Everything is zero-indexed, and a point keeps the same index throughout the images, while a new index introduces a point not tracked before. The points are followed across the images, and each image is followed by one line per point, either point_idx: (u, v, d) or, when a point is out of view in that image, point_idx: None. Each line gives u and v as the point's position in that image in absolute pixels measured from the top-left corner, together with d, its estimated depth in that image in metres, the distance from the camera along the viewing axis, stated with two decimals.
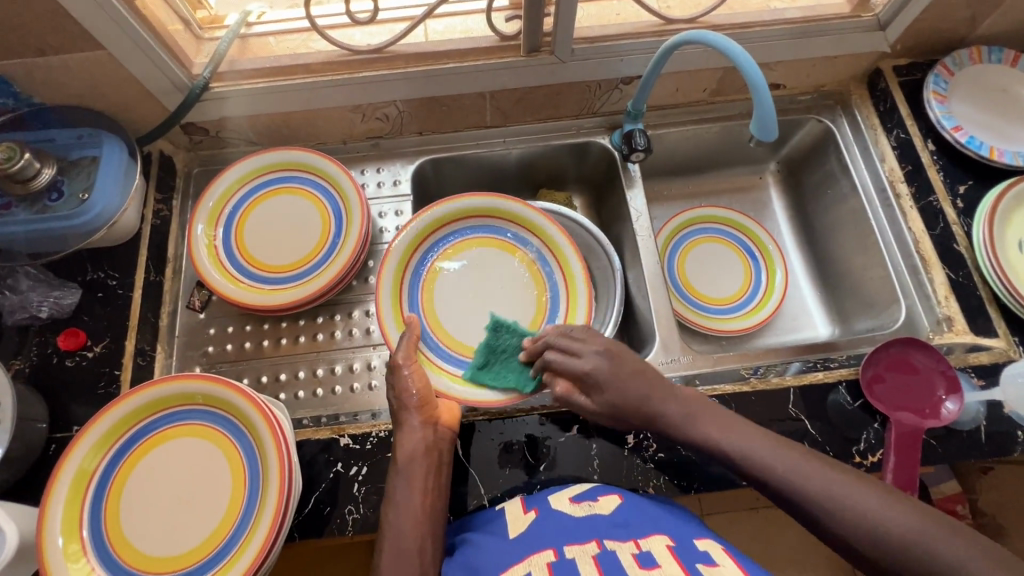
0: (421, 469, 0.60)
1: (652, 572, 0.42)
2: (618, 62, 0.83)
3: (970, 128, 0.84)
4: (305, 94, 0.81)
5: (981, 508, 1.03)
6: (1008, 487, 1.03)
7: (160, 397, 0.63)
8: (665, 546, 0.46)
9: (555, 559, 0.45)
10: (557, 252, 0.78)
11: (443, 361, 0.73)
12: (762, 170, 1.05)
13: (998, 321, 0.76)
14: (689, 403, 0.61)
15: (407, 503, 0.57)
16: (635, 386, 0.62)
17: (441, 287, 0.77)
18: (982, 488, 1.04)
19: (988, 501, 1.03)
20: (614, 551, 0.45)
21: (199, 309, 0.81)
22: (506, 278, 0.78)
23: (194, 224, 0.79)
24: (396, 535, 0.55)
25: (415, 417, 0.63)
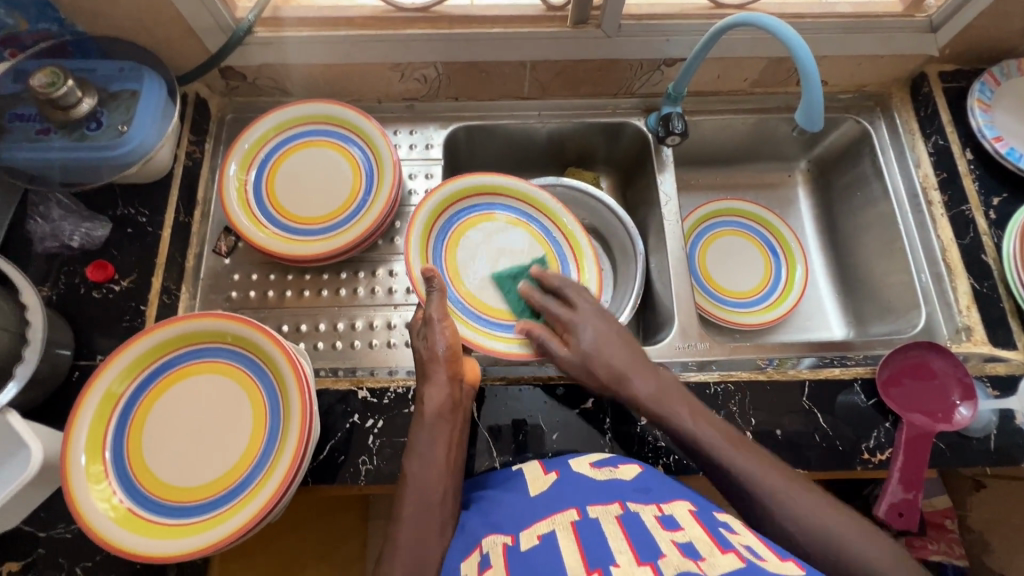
0: (445, 424, 0.61)
1: (676, 534, 0.42)
2: (663, 42, 0.82)
3: (1011, 139, 0.84)
4: (346, 46, 0.81)
5: (970, 524, 1.04)
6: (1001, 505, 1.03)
7: (191, 331, 0.64)
8: (688, 510, 0.47)
9: (579, 518, 0.46)
10: (571, 239, 0.79)
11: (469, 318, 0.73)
12: (792, 168, 1.04)
13: (1018, 334, 0.76)
14: (683, 409, 0.61)
15: (432, 455, 0.58)
16: (614, 347, 0.66)
17: (470, 252, 0.77)
18: (973, 505, 1.04)
19: (978, 517, 1.04)
20: (637, 512, 0.46)
21: (225, 254, 0.82)
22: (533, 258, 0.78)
23: (227, 166, 0.79)
24: (419, 485, 0.56)
25: (443, 372, 0.63)
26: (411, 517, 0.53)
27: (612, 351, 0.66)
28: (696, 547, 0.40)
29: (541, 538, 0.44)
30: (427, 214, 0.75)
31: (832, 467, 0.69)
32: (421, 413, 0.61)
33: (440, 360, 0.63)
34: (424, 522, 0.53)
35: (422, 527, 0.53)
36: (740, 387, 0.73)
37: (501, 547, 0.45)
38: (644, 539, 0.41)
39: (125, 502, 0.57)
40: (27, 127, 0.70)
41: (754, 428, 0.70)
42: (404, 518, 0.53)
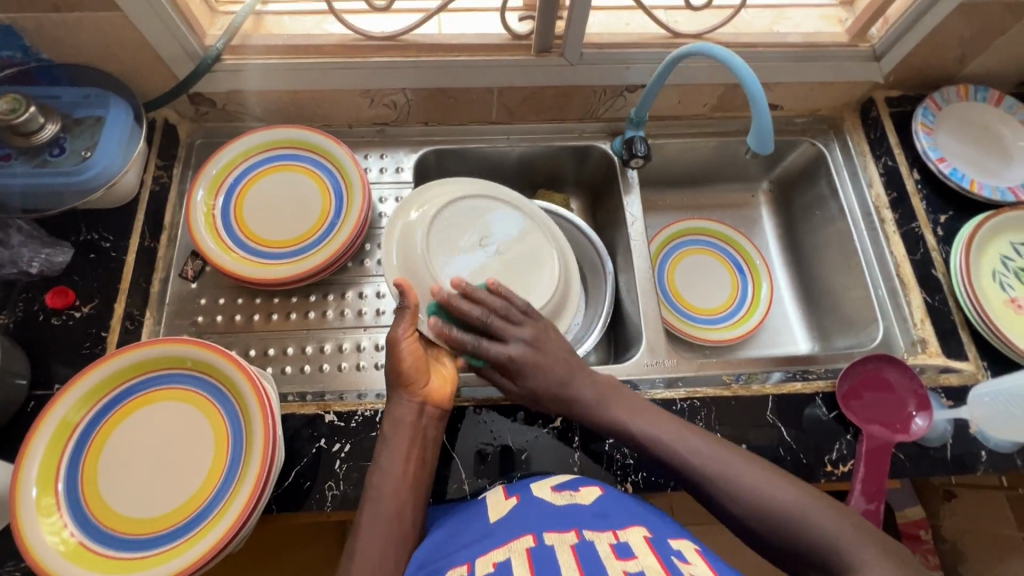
0: (405, 434, 0.61)
1: (629, 563, 0.42)
2: (624, 70, 0.85)
3: (954, 160, 0.88)
4: (314, 73, 0.83)
5: (942, 534, 1.07)
6: (972, 513, 1.05)
7: (151, 358, 0.63)
8: (643, 537, 0.47)
9: (535, 545, 0.45)
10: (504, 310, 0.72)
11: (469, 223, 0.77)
12: (754, 188, 1.08)
13: (970, 346, 0.79)
14: (621, 409, 0.64)
15: (391, 471, 0.59)
16: (557, 368, 0.66)
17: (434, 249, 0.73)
18: (944, 514, 1.07)
19: (952, 527, 1.06)
20: (592, 541, 0.46)
21: (192, 278, 0.81)
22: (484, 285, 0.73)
23: (194, 191, 0.80)
24: (376, 498, 0.57)
25: (400, 391, 0.63)
26: (366, 527, 0.55)
27: (556, 374, 0.66)
28: None
29: (497, 564, 0.44)
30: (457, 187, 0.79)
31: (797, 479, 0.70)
32: (382, 433, 0.62)
33: (393, 380, 0.64)
34: (378, 529, 0.55)
35: (377, 541, 0.54)
36: (707, 404, 0.73)
37: None
38: (598, 568, 0.41)
39: (75, 535, 0.55)
40: None
41: None
42: (366, 517, 0.56)
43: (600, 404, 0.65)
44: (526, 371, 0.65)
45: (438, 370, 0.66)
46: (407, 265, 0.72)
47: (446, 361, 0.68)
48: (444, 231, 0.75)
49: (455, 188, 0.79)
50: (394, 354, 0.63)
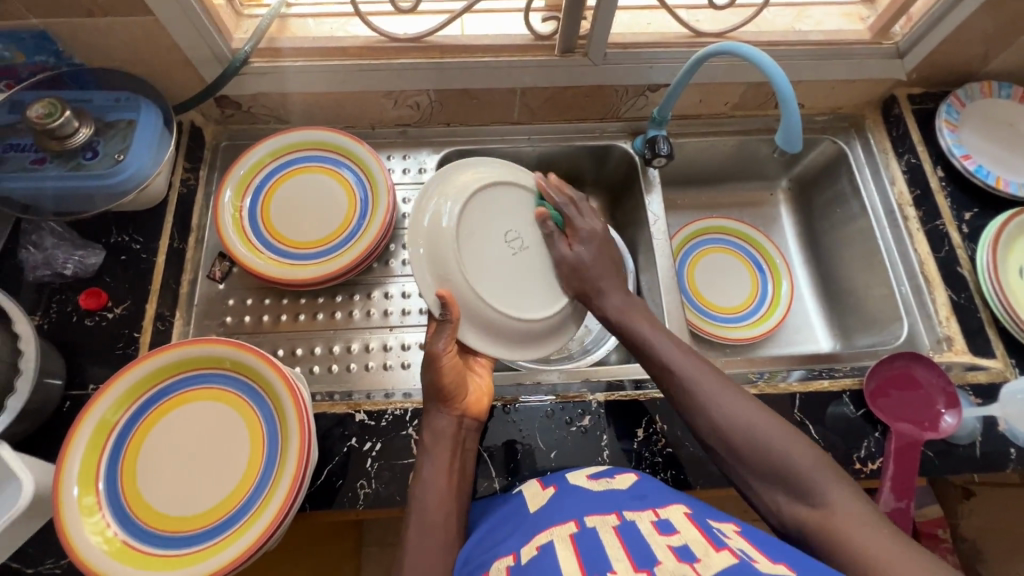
0: (446, 445, 0.63)
1: (671, 538, 0.41)
2: (647, 69, 0.85)
3: (978, 157, 0.88)
4: (339, 75, 0.83)
5: (963, 533, 1.06)
6: (990, 512, 1.06)
7: (185, 358, 0.63)
8: (683, 513, 0.46)
9: (577, 529, 0.44)
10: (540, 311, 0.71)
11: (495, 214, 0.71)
12: (773, 187, 1.08)
13: (997, 343, 0.79)
14: (644, 322, 0.66)
15: (433, 480, 0.60)
16: (603, 262, 0.70)
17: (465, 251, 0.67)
18: (964, 514, 1.07)
19: (970, 526, 1.06)
20: (633, 520, 0.45)
21: (220, 279, 0.82)
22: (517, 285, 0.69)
23: (221, 194, 0.80)
24: (420, 507, 0.58)
25: (438, 404, 0.65)
26: (415, 538, 0.55)
27: (600, 268, 0.70)
28: (692, 550, 0.39)
29: (541, 548, 0.43)
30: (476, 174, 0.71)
31: None
32: (423, 443, 0.63)
33: (432, 393, 0.65)
34: (425, 537, 0.55)
35: (426, 547, 0.55)
36: None
37: (504, 568, 0.44)
38: (641, 545, 0.40)
39: (119, 535, 0.56)
40: (22, 157, 0.70)
41: None
42: (412, 530, 0.56)
43: (622, 313, 0.67)
44: (584, 250, 0.70)
45: (474, 384, 0.68)
46: (438, 272, 0.66)
47: (481, 373, 0.69)
48: (470, 231, 0.69)
49: (474, 177, 0.71)
50: (438, 367, 0.63)
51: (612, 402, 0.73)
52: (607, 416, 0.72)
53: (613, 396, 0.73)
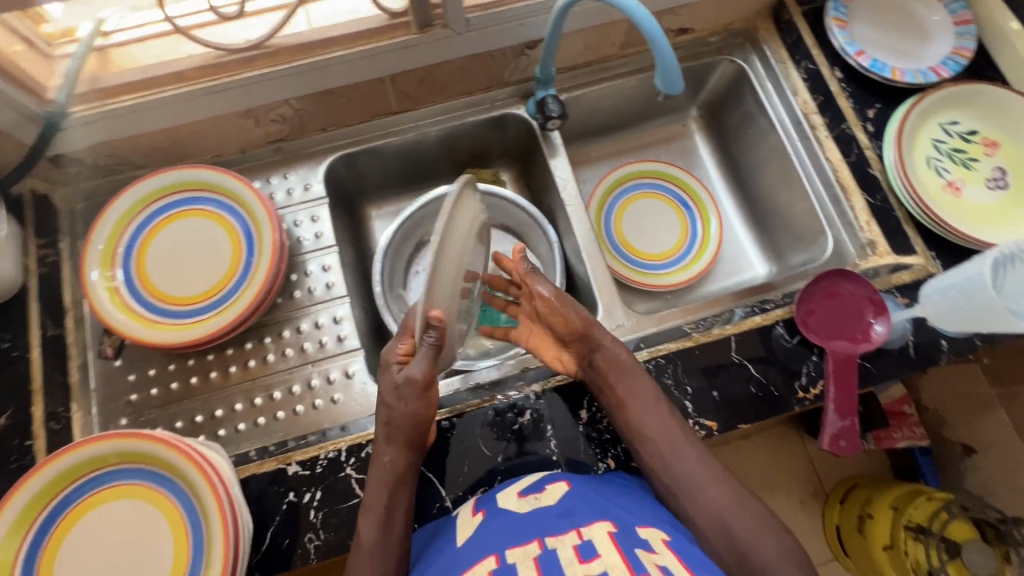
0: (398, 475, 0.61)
1: (592, 566, 0.44)
2: (519, 27, 0.78)
3: (872, 51, 0.85)
4: (181, 105, 0.74)
5: (925, 403, 1.20)
6: (948, 383, 1.19)
7: (72, 466, 0.58)
8: (607, 533, 0.48)
9: (497, 566, 0.46)
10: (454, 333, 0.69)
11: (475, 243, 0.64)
12: (683, 118, 1.04)
13: (916, 239, 0.78)
14: (646, 386, 0.65)
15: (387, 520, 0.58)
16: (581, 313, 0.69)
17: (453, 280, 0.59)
18: (924, 386, 1.21)
19: (931, 396, 1.20)
20: (555, 548, 0.47)
21: (114, 356, 0.75)
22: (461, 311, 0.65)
23: (86, 272, 0.72)
24: (374, 552, 0.57)
25: (400, 438, 0.62)
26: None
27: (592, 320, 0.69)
28: None
29: None
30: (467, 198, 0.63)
31: (770, 414, 0.70)
32: (379, 475, 0.61)
33: (406, 425, 0.61)
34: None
35: None
36: (671, 360, 0.72)
37: None
38: None
39: None
40: None
41: (692, 395, 0.70)
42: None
43: (626, 375, 0.66)
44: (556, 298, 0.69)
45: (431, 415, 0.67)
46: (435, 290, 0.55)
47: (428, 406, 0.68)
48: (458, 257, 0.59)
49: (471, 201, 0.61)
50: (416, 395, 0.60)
51: (551, 390, 0.71)
52: (547, 406, 0.70)
53: (550, 384, 0.72)
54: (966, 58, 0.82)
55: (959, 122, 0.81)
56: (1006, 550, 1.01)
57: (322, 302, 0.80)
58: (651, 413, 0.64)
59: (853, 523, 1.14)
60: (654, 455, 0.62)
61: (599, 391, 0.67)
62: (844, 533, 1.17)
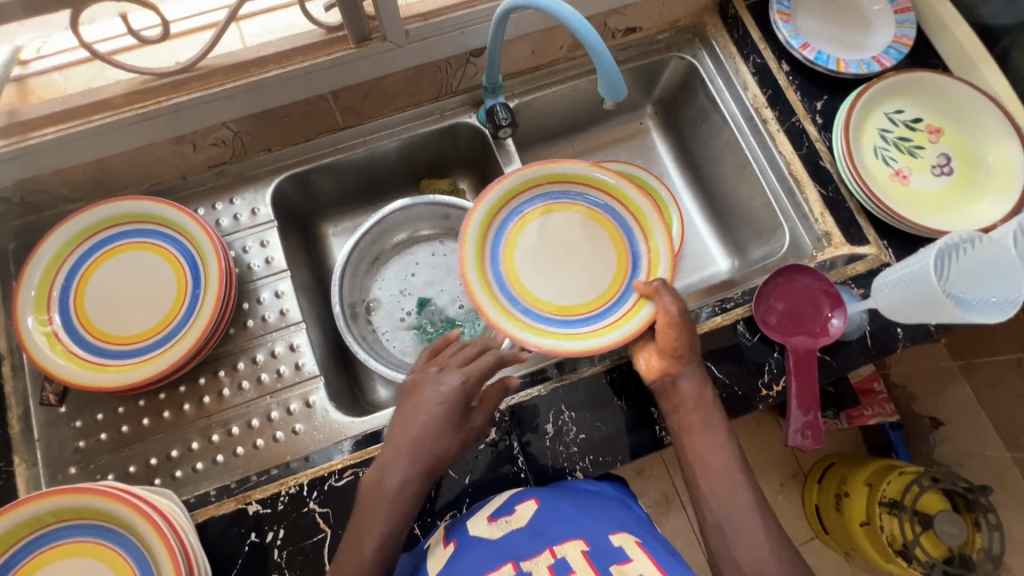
0: (400, 496, 0.59)
1: None
2: (461, 36, 0.76)
3: (817, 43, 0.85)
4: (111, 134, 0.70)
5: (893, 379, 1.26)
6: (916, 358, 1.21)
7: (7, 530, 0.55)
8: (580, 551, 0.48)
9: None
10: (492, 264, 0.72)
11: (590, 243, 0.75)
12: (640, 115, 1.02)
13: (868, 229, 0.78)
14: (714, 415, 0.64)
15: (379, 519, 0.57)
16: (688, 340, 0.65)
17: (582, 285, 0.73)
18: (892, 363, 1.26)
19: (898, 372, 1.25)
20: (530, 570, 0.46)
21: (58, 402, 0.71)
22: (541, 276, 0.74)
23: (20, 318, 0.68)
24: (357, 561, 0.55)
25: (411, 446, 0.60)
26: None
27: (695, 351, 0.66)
28: None
29: None
30: (614, 201, 0.75)
31: (736, 414, 0.70)
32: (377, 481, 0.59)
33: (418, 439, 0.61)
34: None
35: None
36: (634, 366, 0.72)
37: None
38: None
39: None
40: None
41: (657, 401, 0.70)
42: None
43: (699, 402, 0.64)
44: (678, 325, 0.65)
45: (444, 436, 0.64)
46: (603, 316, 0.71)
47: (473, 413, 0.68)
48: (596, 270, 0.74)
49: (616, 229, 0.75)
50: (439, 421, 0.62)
51: (516, 406, 0.70)
52: (513, 421, 0.69)
53: (514, 401, 0.70)
54: (906, 46, 0.83)
55: (904, 111, 0.82)
56: (975, 518, 1.03)
57: (278, 330, 0.77)
58: (717, 447, 0.62)
59: (830, 502, 1.16)
60: (710, 489, 0.59)
61: (675, 410, 0.65)
62: (822, 512, 1.19)
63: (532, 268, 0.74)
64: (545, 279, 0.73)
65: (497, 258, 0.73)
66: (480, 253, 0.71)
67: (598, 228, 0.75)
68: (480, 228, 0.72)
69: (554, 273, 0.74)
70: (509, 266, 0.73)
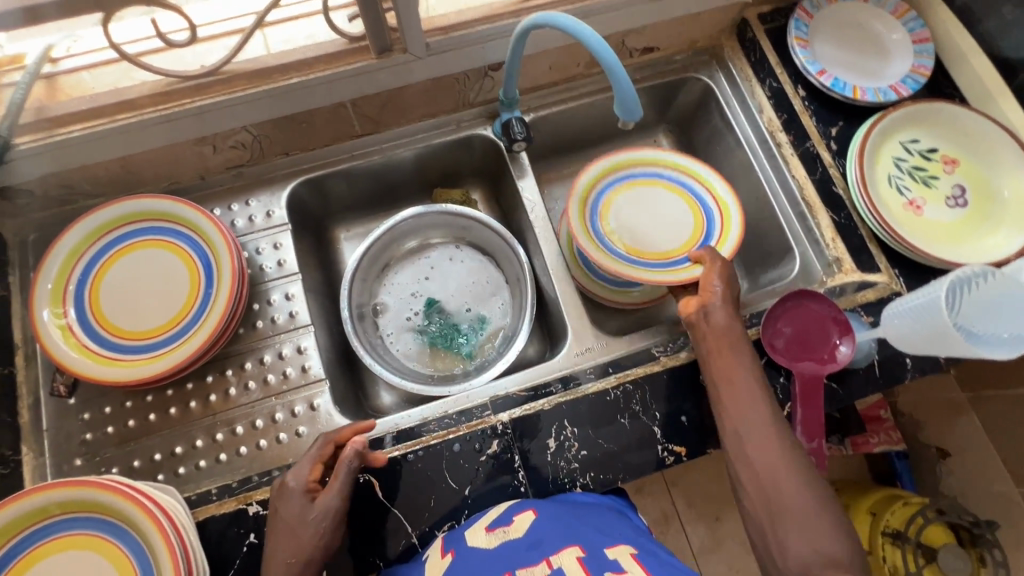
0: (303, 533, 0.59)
1: None
2: (480, 50, 0.77)
3: (834, 70, 0.85)
4: (134, 134, 0.72)
5: (901, 409, 1.24)
6: (925, 389, 1.20)
7: (11, 521, 0.56)
8: (575, 559, 0.47)
9: None
10: (593, 215, 0.81)
11: (674, 203, 0.83)
12: (654, 133, 1.02)
13: (879, 257, 0.78)
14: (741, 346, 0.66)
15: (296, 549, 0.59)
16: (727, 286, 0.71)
17: (666, 237, 0.81)
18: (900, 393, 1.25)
19: (906, 402, 1.24)
20: None
21: (67, 394, 0.72)
22: (634, 225, 0.82)
23: (36, 310, 0.69)
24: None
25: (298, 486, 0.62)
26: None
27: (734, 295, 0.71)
28: None
29: None
30: (688, 175, 0.84)
31: None
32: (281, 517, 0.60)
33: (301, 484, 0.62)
34: None
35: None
36: (639, 383, 0.72)
37: None
38: None
39: None
40: None
41: (661, 420, 0.70)
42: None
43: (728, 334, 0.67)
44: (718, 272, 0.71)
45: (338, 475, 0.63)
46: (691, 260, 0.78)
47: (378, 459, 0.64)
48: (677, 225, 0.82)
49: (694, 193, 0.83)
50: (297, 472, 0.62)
51: (518, 419, 0.70)
52: (515, 434, 0.69)
53: (517, 414, 0.70)
54: (924, 76, 0.83)
55: (920, 140, 0.82)
56: (981, 554, 1.01)
57: (287, 332, 0.78)
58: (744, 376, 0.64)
59: None
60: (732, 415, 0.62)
61: (704, 340, 0.68)
62: None
63: (626, 219, 0.82)
64: (636, 229, 0.82)
65: (596, 210, 0.82)
66: (585, 204, 0.81)
67: (678, 194, 0.84)
68: (586, 188, 0.82)
69: (645, 225, 0.82)
70: (605, 216, 0.82)
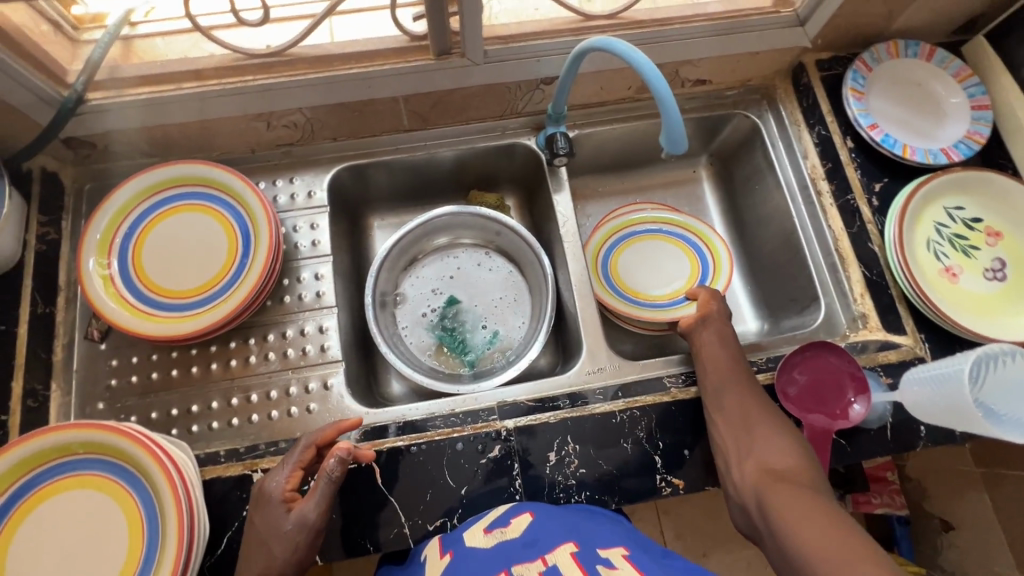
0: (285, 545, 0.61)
1: None
2: (536, 63, 0.79)
3: (885, 125, 0.85)
4: (198, 103, 0.75)
5: (908, 474, 1.20)
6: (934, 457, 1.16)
7: (32, 454, 0.59)
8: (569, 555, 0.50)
9: None
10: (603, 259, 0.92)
11: (676, 256, 0.93)
12: (694, 163, 1.03)
13: (907, 320, 0.77)
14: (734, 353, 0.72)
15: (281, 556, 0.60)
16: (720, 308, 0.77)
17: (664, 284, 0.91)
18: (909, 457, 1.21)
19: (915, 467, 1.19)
20: None
21: (99, 339, 0.76)
22: (639, 274, 0.92)
23: (83, 258, 0.73)
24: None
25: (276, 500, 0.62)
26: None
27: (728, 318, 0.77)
28: None
29: None
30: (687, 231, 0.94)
31: None
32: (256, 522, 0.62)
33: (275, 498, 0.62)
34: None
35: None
36: (647, 410, 0.72)
37: None
38: None
39: None
40: None
41: (663, 450, 0.70)
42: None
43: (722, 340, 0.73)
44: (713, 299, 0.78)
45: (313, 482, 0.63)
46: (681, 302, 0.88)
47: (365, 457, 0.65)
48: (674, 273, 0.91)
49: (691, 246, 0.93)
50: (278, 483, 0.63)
51: (523, 429, 0.71)
52: (518, 443, 0.70)
53: (522, 422, 0.71)
54: (978, 143, 0.82)
55: (964, 208, 0.81)
56: None
57: (312, 310, 0.80)
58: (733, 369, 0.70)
59: None
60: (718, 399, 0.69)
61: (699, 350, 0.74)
62: None
63: (633, 268, 0.92)
64: (641, 277, 0.91)
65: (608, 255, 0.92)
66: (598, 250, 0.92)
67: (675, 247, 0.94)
68: (600, 236, 0.94)
69: (649, 275, 0.91)
70: (614, 262, 0.92)
